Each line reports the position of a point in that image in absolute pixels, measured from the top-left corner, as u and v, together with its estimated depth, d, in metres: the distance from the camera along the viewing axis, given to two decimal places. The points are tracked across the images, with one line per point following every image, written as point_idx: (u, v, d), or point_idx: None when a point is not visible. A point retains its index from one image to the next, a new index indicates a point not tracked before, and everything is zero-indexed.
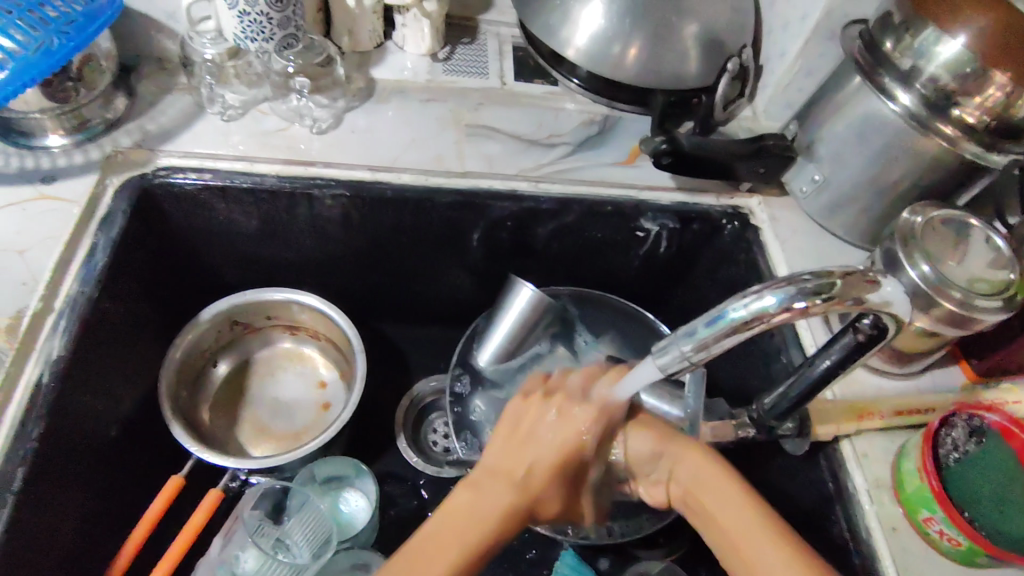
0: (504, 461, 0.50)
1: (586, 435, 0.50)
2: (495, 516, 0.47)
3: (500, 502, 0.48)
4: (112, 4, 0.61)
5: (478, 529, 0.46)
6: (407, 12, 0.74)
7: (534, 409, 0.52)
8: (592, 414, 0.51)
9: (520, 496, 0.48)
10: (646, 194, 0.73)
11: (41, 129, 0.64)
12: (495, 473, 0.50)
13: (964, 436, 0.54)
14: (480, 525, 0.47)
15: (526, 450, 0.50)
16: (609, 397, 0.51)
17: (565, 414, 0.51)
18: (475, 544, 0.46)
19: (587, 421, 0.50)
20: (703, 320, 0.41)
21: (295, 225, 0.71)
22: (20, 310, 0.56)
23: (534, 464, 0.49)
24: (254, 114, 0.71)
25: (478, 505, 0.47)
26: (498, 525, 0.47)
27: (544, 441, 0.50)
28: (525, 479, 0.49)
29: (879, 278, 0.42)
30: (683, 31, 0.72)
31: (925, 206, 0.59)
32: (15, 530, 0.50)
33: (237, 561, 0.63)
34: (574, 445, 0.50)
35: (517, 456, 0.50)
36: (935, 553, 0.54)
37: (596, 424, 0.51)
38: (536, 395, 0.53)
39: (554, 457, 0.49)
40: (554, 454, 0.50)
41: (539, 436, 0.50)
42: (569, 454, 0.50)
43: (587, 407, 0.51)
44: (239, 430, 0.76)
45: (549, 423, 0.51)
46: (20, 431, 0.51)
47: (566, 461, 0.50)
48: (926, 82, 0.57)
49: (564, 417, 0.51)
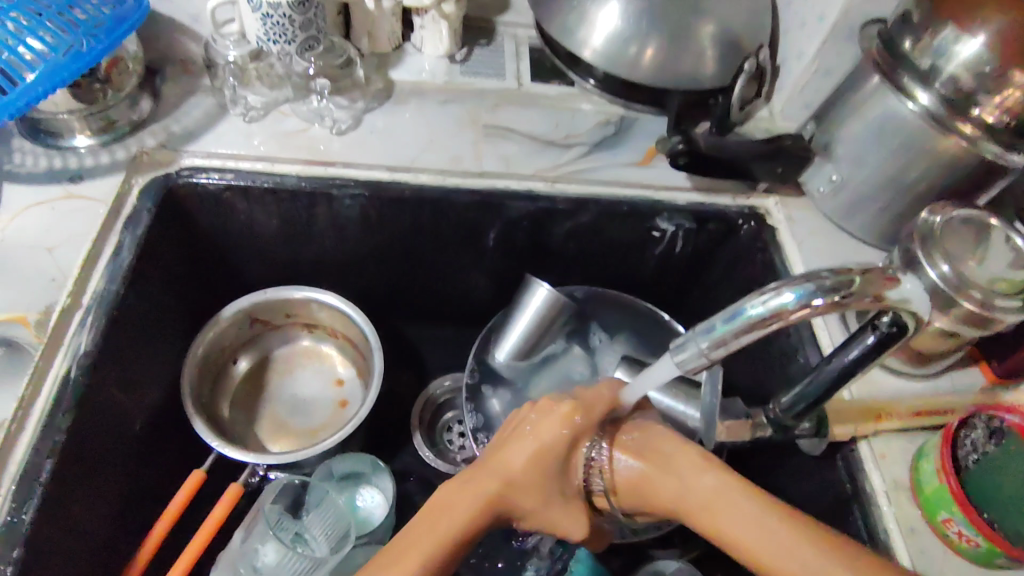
0: (487, 459, 0.52)
1: (564, 431, 0.51)
2: (469, 511, 0.48)
3: (476, 495, 0.49)
4: (139, 8, 0.62)
5: (451, 525, 0.47)
6: (426, 14, 0.75)
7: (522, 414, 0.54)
8: (568, 408, 0.52)
9: (497, 491, 0.49)
10: (662, 194, 0.73)
11: (69, 130, 0.66)
12: (476, 471, 0.51)
13: (983, 437, 0.54)
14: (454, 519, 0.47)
15: (507, 449, 0.52)
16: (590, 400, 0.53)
17: (544, 413, 0.52)
18: (449, 535, 0.47)
19: (563, 417, 0.52)
20: (722, 317, 0.42)
21: (315, 224, 0.72)
22: (49, 307, 0.57)
23: (512, 460, 0.51)
24: (275, 114, 0.72)
25: (454, 500, 0.49)
26: (474, 518, 0.48)
27: (523, 439, 0.52)
28: (502, 476, 0.50)
29: (899, 276, 0.43)
30: (700, 32, 0.72)
31: (945, 205, 0.58)
32: (44, 521, 0.51)
33: (256, 555, 0.64)
34: (553, 441, 0.51)
35: (498, 456, 0.51)
36: (954, 555, 0.53)
37: (573, 420, 0.52)
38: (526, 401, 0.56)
39: (530, 452, 0.51)
40: (532, 451, 0.51)
41: (519, 435, 0.52)
42: (548, 449, 0.51)
43: (566, 404, 0.52)
44: (258, 426, 0.77)
45: (529, 424, 0.52)
46: (49, 424, 0.53)
47: (545, 457, 0.51)
48: (946, 82, 0.57)
49: (543, 416, 0.52)
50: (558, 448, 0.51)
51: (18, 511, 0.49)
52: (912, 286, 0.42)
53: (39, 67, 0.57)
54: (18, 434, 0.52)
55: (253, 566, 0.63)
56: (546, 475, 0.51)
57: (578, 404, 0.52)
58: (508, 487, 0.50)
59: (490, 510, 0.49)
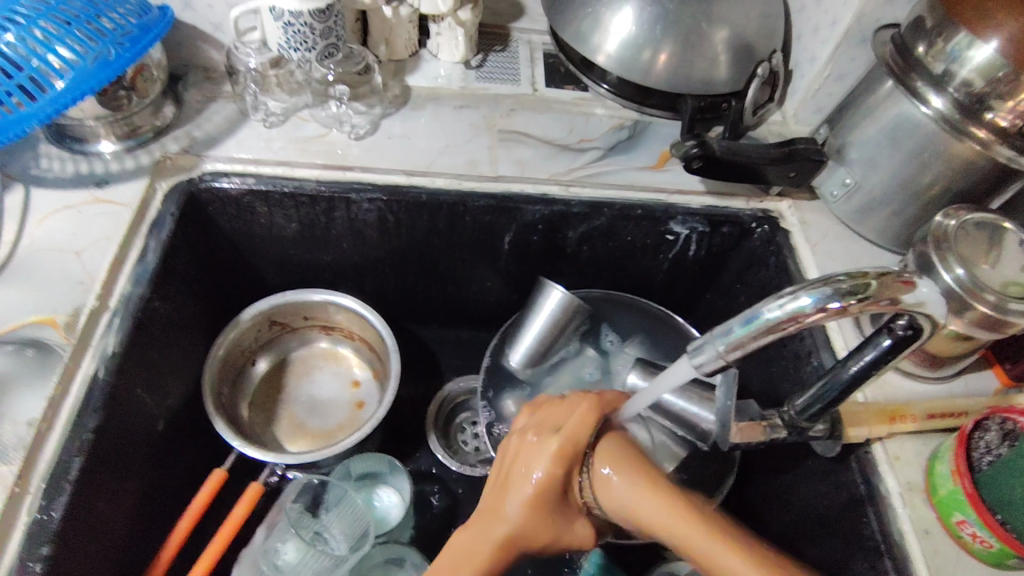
0: (491, 502, 0.51)
1: (556, 470, 0.49)
2: (482, 561, 0.49)
3: (488, 544, 0.50)
4: (164, 18, 0.65)
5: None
6: (442, 21, 0.76)
7: (516, 448, 0.52)
8: (557, 446, 0.49)
9: (505, 539, 0.50)
10: (676, 199, 0.74)
11: (95, 136, 0.67)
12: (483, 517, 0.51)
13: (997, 439, 0.54)
14: (470, 568, 0.49)
15: (505, 495, 0.50)
16: (575, 429, 0.50)
17: (535, 452, 0.50)
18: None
19: (554, 456, 0.49)
20: (739, 320, 0.42)
21: (334, 228, 0.73)
22: (77, 308, 0.59)
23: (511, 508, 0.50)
24: (295, 120, 0.73)
25: (467, 549, 0.50)
26: (488, 562, 0.49)
27: (519, 483, 0.50)
28: (506, 524, 0.50)
29: (915, 279, 0.43)
30: (713, 37, 0.73)
31: (959, 209, 0.59)
32: (72, 518, 0.52)
33: (278, 553, 0.65)
34: (546, 484, 0.49)
35: (499, 500, 0.50)
36: (966, 555, 0.54)
37: (564, 457, 0.49)
38: (519, 433, 0.52)
39: (528, 494, 0.49)
40: (527, 495, 0.49)
41: (516, 478, 0.50)
42: (542, 493, 0.49)
43: (555, 440, 0.49)
44: (277, 427, 0.78)
45: (521, 467, 0.50)
46: (77, 423, 0.54)
47: (542, 500, 0.49)
48: (959, 86, 0.57)
49: (533, 458, 0.50)
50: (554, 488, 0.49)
51: (47, 508, 0.50)
52: (927, 289, 0.43)
53: (68, 75, 0.58)
54: (47, 433, 0.53)
55: (276, 564, 0.65)
56: (548, 513, 0.50)
57: (565, 440, 0.49)
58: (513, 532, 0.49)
59: (504, 555, 0.50)
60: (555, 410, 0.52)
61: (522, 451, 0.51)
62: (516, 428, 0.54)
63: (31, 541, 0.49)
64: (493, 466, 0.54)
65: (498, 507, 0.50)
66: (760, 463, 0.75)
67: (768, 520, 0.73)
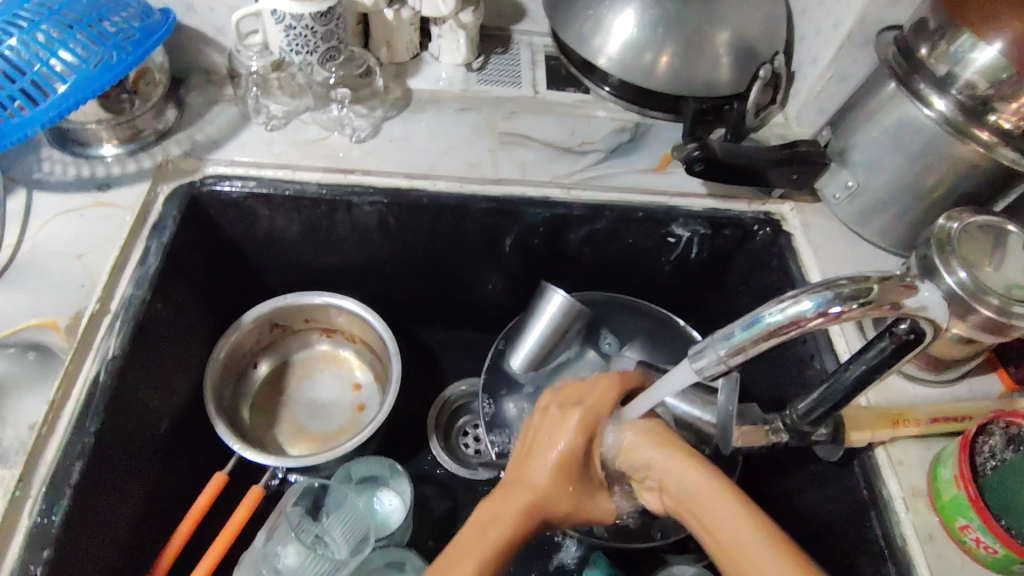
0: (517, 473, 0.53)
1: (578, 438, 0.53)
2: (511, 524, 0.50)
3: (515, 509, 0.50)
4: (166, 21, 0.65)
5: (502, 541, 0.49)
6: (443, 23, 0.76)
7: (540, 423, 0.55)
8: (579, 417, 0.53)
9: (530, 503, 0.51)
10: (678, 201, 0.74)
11: (97, 139, 0.67)
12: (509, 487, 0.53)
13: (1001, 444, 0.54)
14: (501, 530, 0.49)
15: (530, 464, 0.53)
16: (595, 402, 0.54)
17: (559, 425, 0.53)
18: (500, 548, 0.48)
19: (577, 426, 0.53)
20: (740, 325, 0.42)
21: (335, 231, 0.73)
22: (78, 312, 0.59)
23: (537, 474, 0.52)
24: (296, 123, 0.73)
25: (495, 516, 0.50)
26: (516, 526, 0.50)
27: (543, 453, 0.53)
28: (530, 490, 0.52)
29: (917, 284, 0.42)
30: (715, 39, 0.73)
31: (962, 212, 0.59)
32: (74, 521, 0.52)
33: (278, 557, 0.64)
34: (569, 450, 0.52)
35: (524, 470, 0.53)
36: (970, 561, 0.53)
37: (585, 426, 0.53)
38: (544, 408, 0.56)
39: (554, 460, 0.52)
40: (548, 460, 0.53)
41: (541, 446, 0.53)
42: (566, 458, 0.52)
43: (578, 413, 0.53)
44: (278, 429, 0.78)
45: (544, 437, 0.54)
46: (79, 426, 0.54)
47: (566, 467, 0.52)
48: (962, 88, 0.57)
49: (556, 430, 0.53)
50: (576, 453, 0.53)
51: (48, 512, 0.50)
52: (928, 293, 0.42)
53: (70, 79, 0.58)
54: (49, 436, 0.53)
55: (275, 568, 0.64)
56: (571, 481, 0.53)
57: (586, 411, 0.53)
58: (537, 494, 0.51)
59: (531, 520, 0.51)
60: (575, 388, 0.56)
61: (544, 425, 0.55)
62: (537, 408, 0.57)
63: (32, 544, 0.49)
64: (516, 442, 0.57)
65: (523, 475, 0.53)
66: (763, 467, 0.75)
67: None
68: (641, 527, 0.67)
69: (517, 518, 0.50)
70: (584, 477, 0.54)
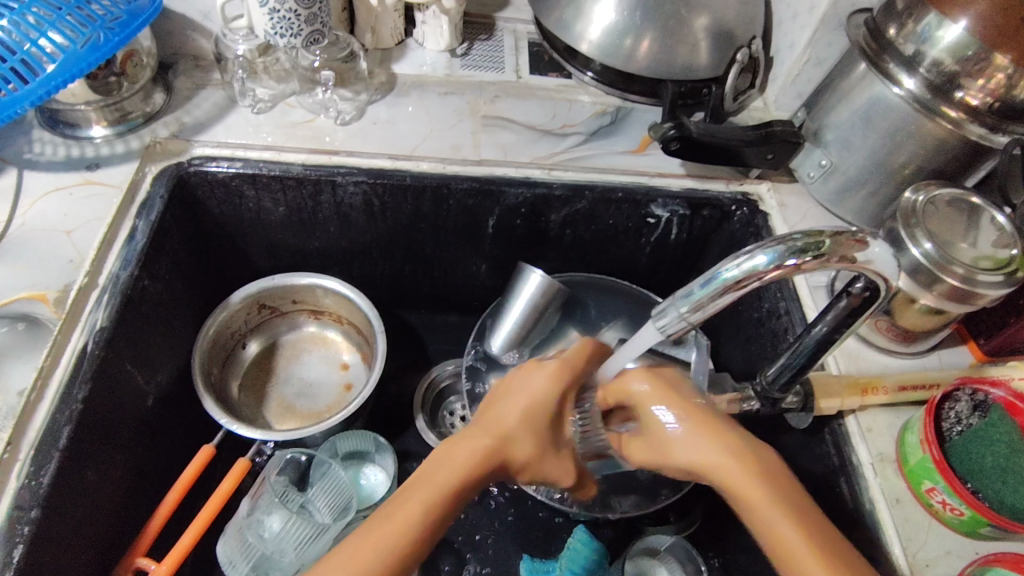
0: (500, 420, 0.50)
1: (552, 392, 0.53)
2: (469, 465, 0.47)
3: (471, 449, 0.48)
4: (152, 5, 0.65)
5: (459, 467, 0.47)
6: (426, 10, 0.78)
7: (529, 376, 0.54)
8: (555, 366, 0.54)
9: (492, 445, 0.49)
10: (657, 181, 0.75)
11: (86, 121, 0.69)
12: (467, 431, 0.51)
13: (967, 410, 0.56)
14: (451, 470, 0.47)
15: (498, 405, 0.52)
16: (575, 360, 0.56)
17: (537, 378, 0.53)
18: (452, 486, 0.46)
19: (551, 382, 0.53)
20: (699, 282, 0.44)
21: (322, 212, 0.75)
22: (67, 286, 0.60)
23: (505, 417, 0.51)
24: (282, 107, 0.75)
25: (456, 455, 0.48)
26: (474, 470, 0.47)
27: (515, 399, 0.52)
28: (494, 430, 0.50)
29: (868, 238, 0.43)
30: (694, 23, 0.74)
31: (929, 184, 0.60)
32: (63, 485, 0.54)
33: (262, 524, 0.66)
34: (557, 438, 0.53)
35: (489, 416, 0.51)
36: (939, 524, 0.55)
37: (557, 380, 0.53)
38: (537, 364, 0.55)
39: (525, 407, 0.51)
40: (527, 419, 0.51)
41: (530, 406, 0.51)
42: (537, 409, 0.51)
43: (553, 364, 0.54)
44: (265, 407, 0.80)
45: (541, 394, 0.52)
46: (67, 393, 0.55)
47: (535, 414, 0.51)
48: (929, 66, 0.59)
49: (534, 379, 0.53)
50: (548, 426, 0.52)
51: (37, 475, 0.52)
52: (879, 249, 0.44)
53: (59, 59, 0.60)
54: (36, 403, 0.55)
55: (261, 535, 0.65)
56: (537, 428, 0.51)
57: (564, 362, 0.55)
58: (504, 451, 0.49)
59: (483, 468, 0.48)
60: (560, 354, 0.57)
61: (519, 376, 0.55)
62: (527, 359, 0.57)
63: (21, 505, 0.51)
64: (497, 385, 0.55)
65: (490, 417, 0.51)
66: None
67: None
68: (647, 488, 0.69)
69: (485, 457, 0.48)
70: (550, 431, 0.52)
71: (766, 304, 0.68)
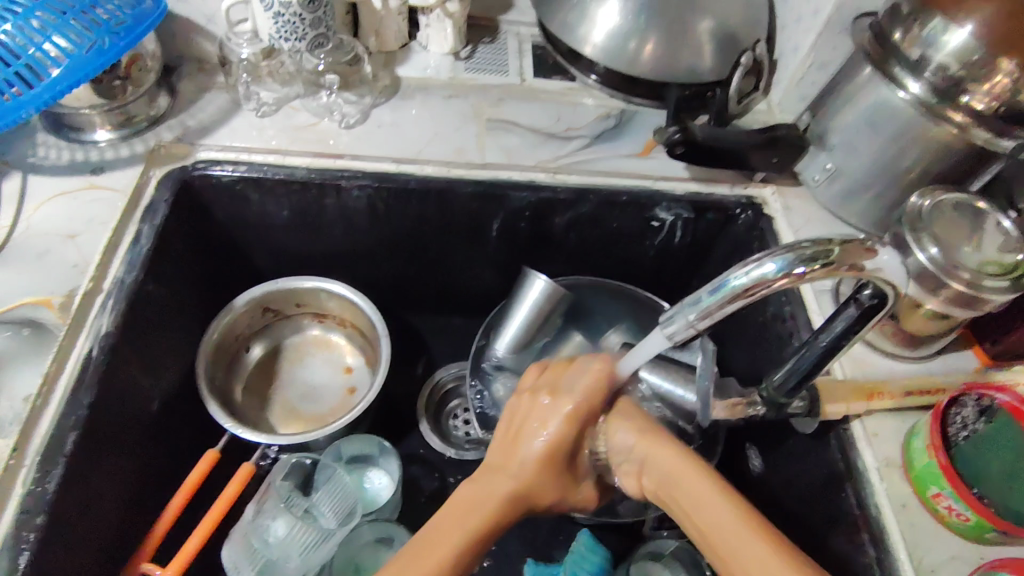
0: (517, 461, 0.53)
1: (567, 433, 0.53)
2: (494, 514, 0.51)
3: (497, 495, 0.51)
4: (157, 9, 0.65)
5: (480, 513, 0.51)
6: (431, 13, 0.78)
7: (541, 412, 0.54)
8: (570, 403, 0.53)
9: (514, 492, 0.52)
10: (661, 185, 0.75)
11: (90, 125, 0.69)
12: (491, 472, 0.53)
13: (974, 415, 0.56)
14: (479, 516, 0.50)
15: (520, 444, 0.53)
16: (592, 390, 0.53)
17: (550, 414, 0.53)
18: (477, 535, 0.50)
19: (566, 423, 0.53)
20: (707, 289, 0.44)
21: (326, 216, 0.75)
22: (72, 291, 0.60)
23: (525, 462, 0.53)
24: (287, 110, 0.75)
25: (477, 502, 0.51)
26: (496, 517, 0.51)
27: (532, 438, 0.53)
28: (514, 475, 0.52)
29: (877, 246, 0.43)
30: (698, 27, 0.74)
31: (935, 189, 0.60)
32: (69, 490, 0.54)
33: (267, 529, 0.66)
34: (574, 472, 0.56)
35: (509, 456, 0.53)
36: (944, 529, 0.55)
37: (573, 422, 0.53)
38: (547, 395, 0.54)
39: (543, 453, 0.53)
40: (547, 462, 0.53)
41: (548, 449, 0.53)
42: (555, 453, 0.53)
43: (570, 401, 0.53)
44: (269, 411, 0.80)
45: (560, 437, 0.53)
46: (73, 399, 0.55)
47: (552, 458, 0.53)
48: (935, 71, 0.58)
49: (549, 417, 0.53)
50: (565, 464, 0.54)
51: (43, 481, 0.52)
52: (888, 257, 0.44)
53: (64, 63, 0.60)
54: (42, 408, 0.55)
55: (266, 541, 0.65)
56: (555, 471, 0.54)
57: (581, 401, 0.53)
58: (526, 496, 0.53)
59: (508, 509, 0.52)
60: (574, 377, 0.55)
61: (538, 407, 0.54)
62: (531, 385, 0.56)
63: (27, 510, 0.51)
64: (508, 414, 0.56)
65: (512, 459, 0.53)
66: (746, 445, 0.76)
67: (752, 501, 0.74)
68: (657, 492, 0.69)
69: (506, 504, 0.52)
70: (567, 468, 0.55)
71: (771, 308, 0.68)
